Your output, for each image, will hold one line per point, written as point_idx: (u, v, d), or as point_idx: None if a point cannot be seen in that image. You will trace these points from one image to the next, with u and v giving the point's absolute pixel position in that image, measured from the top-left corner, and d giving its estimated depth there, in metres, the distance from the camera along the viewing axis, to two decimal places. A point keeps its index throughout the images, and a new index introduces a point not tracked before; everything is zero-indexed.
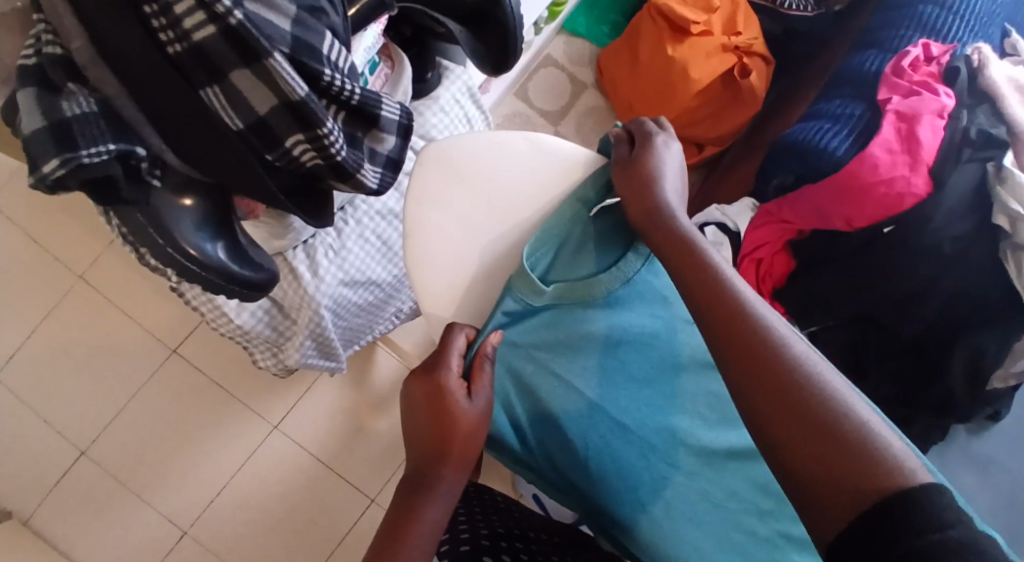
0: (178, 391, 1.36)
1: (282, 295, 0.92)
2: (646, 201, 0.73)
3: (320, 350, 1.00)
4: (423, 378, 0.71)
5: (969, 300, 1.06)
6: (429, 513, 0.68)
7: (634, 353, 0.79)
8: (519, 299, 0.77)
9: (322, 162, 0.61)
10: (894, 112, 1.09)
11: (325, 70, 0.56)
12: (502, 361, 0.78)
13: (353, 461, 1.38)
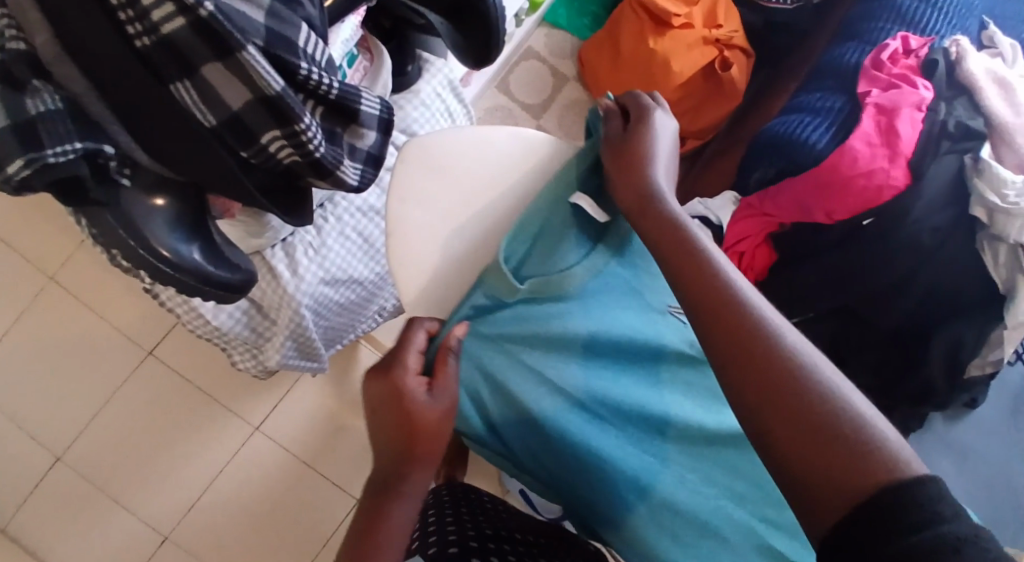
0: (156, 393, 1.34)
1: (261, 294, 0.91)
2: (636, 182, 0.70)
3: (302, 351, 0.97)
4: (380, 377, 0.68)
5: (947, 291, 1.09)
6: (399, 513, 0.65)
7: (612, 345, 0.76)
8: (491, 294, 0.75)
9: (300, 159, 0.59)
10: (874, 105, 1.09)
11: (301, 64, 0.54)
12: (469, 353, 0.75)
13: (336, 461, 1.36)
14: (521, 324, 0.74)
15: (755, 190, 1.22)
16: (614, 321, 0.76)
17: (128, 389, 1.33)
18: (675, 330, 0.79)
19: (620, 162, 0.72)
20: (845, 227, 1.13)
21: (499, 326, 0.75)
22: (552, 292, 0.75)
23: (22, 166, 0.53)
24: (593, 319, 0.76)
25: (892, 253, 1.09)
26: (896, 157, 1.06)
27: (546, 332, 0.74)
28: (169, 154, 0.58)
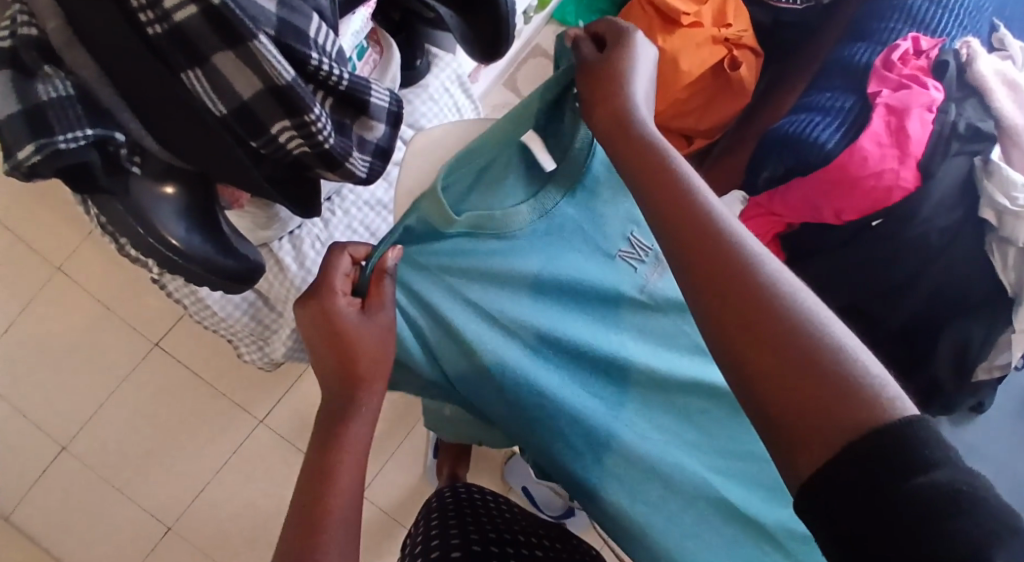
0: (161, 385, 1.33)
1: (267, 287, 0.90)
2: (614, 107, 0.68)
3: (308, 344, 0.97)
4: (314, 303, 0.69)
5: (953, 292, 1.09)
6: (355, 432, 0.68)
7: (565, 288, 0.81)
8: (425, 220, 0.74)
9: (309, 151, 0.59)
10: (884, 105, 1.08)
11: (312, 54, 0.54)
12: (401, 279, 0.77)
13: None
14: (468, 260, 0.78)
15: (763, 189, 1.21)
16: (563, 264, 0.82)
17: (134, 380, 1.32)
18: (624, 278, 0.84)
19: (596, 84, 0.70)
20: (853, 227, 1.13)
21: (446, 260, 0.77)
22: (500, 231, 0.78)
23: (32, 153, 0.52)
24: (541, 260, 0.81)
25: (899, 253, 1.09)
26: (903, 159, 1.06)
27: (494, 270, 0.78)
28: (178, 142, 0.58)
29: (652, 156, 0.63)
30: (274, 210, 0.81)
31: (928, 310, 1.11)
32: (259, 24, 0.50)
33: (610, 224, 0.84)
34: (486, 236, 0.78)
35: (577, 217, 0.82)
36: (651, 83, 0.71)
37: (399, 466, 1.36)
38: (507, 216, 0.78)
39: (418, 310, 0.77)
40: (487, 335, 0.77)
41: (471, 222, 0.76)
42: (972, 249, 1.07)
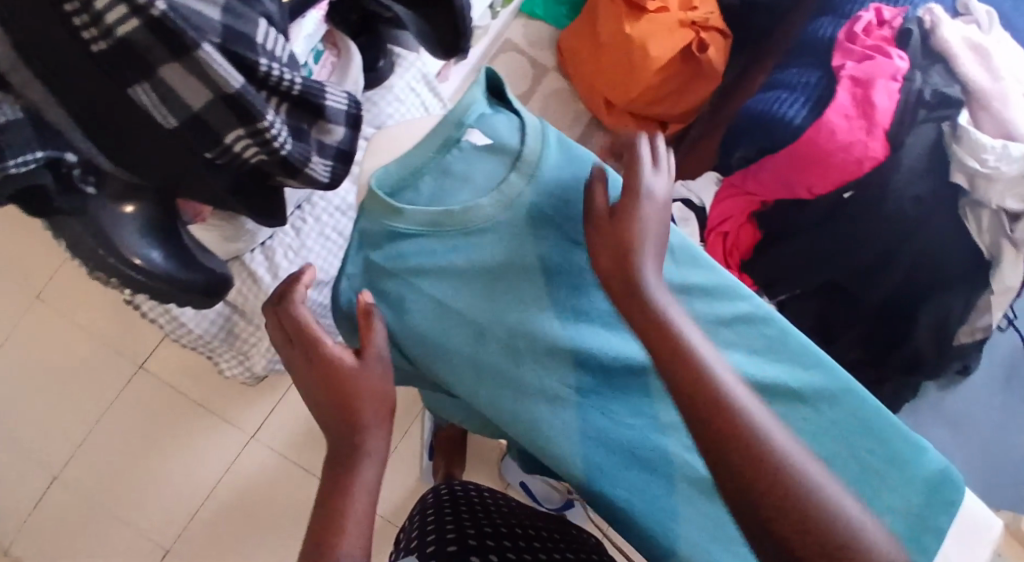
0: (149, 407, 1.33)
1: (243, 299, 0.90)
2: (625, 258, 0.69)
3: None
4: (299, 341, 0.68)
5: (932, 263, 1.08)
6: (363, 475, 0.63)
7: (536, 280, 0.79)
8: (376, 221, 0.77)
9: (266, 158, 0.59)
10: (849, 77, 1.09)
11: (261, 60, 0.54)
12: (370, 282, 0.78)
13: None
14: (424, 258, 0.78)
15: (735, 170, 1.22)
16: (526, 252, 0.79)
17: (123, 400, 1.32)
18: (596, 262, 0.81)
19: (601, 226, 0.72)
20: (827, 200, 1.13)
21: (404, 261, 0.78)
22: (456, 227, 0.78)
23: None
24: (503, 252, 0.78)
25: (876, 224, 1.09)
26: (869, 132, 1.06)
27: (452, 266, 0.78)
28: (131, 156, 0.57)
29: (655, 319, 0.66)
30: (240, 223, 0.79)
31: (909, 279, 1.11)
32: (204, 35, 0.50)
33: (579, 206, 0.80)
34: (441, 233, 0.78)
35: (543, 202, 0.79)
36: (664, 221, 0.71)
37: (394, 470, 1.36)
38: (461, 211, 0.77)
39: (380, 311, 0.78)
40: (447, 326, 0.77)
41: (424, 221, 0.77)
42: (949, 216, 1.07)
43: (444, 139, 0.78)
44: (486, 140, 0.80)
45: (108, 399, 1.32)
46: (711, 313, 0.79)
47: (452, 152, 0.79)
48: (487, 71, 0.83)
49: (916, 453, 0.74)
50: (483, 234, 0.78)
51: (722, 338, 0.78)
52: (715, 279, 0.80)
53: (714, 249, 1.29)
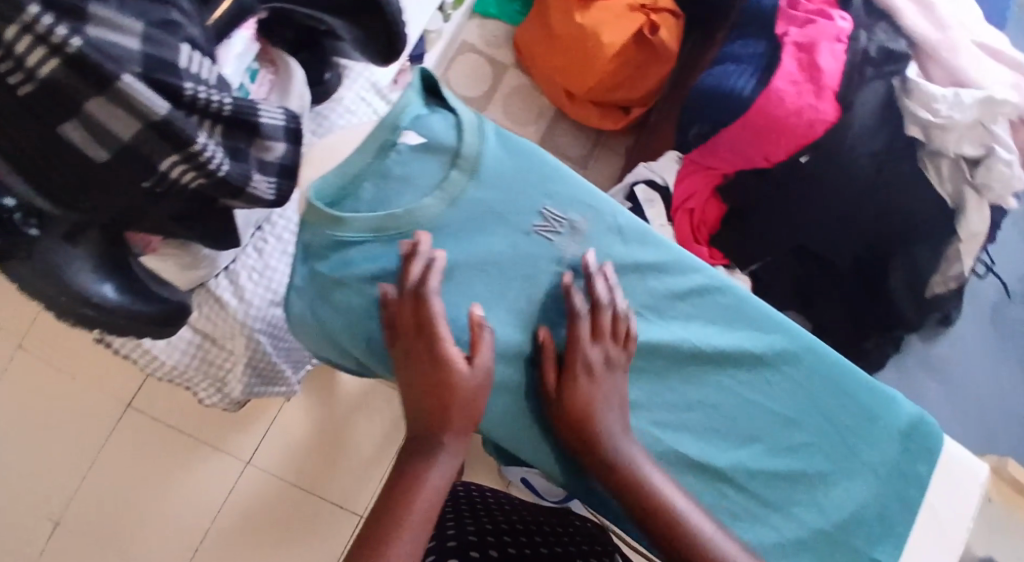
0: (143, 443, 1.33)
1: (212, 326, 0.90)
2: (583, 429, 0.75)
3: (265, 377, 0.97)
4: (409, 331, 0.73)
5: (899, 216, 1.10)
6: (432, 474, 0.71)
7: (484, 275, 0.79)
8: (319, 232, 0.78)
9: (205, 181, 0.60)
10: (794, 44, 1.10)
11: (185, 84, 0.55)
12: (314, 291, 0.79)
13: (333, 480, 1.36)
14: (375, 267, 0.77)
15: (694, 145, 1.20)
16: (484, 248, 0.80)
17: (115, 440, 1.32)
18: (543, 251, 0.81)
19: (552, 400, 0.76)
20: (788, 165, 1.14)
21: (354, 270, 0.78)
22: (404, 231, 0.78)
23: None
24: (457, 250, 0.79)
25: (837, 183, 1.10)
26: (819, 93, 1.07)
27: (407, 271, 0.78)
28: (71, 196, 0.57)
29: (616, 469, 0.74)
30: (196, 250, 0.78)
31: (877, 234, 1.13)
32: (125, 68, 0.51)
33: (533, 195, 0.82)
34: (390, 239, 0.78)
35: (491, 195, 0.81)
36: (617, 386, 0.77)
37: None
38: (410, 216, 0.78)
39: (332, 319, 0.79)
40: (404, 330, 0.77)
41: (373, 229, 0.77)
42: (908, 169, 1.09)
43: (382, 146, 0.78)
44: (423, 139, 0.80)
45: (100, 441, 1.32)
46: (673, 292, 0.82)
47: (390, 155, 0.79)
48: (421, 69, 0.82)
49: (889, 409, 0.82)
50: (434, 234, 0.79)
51: (683, 316, 0.82)
52: (668, 257, 0.83)
53: (682, 226, 1.26)
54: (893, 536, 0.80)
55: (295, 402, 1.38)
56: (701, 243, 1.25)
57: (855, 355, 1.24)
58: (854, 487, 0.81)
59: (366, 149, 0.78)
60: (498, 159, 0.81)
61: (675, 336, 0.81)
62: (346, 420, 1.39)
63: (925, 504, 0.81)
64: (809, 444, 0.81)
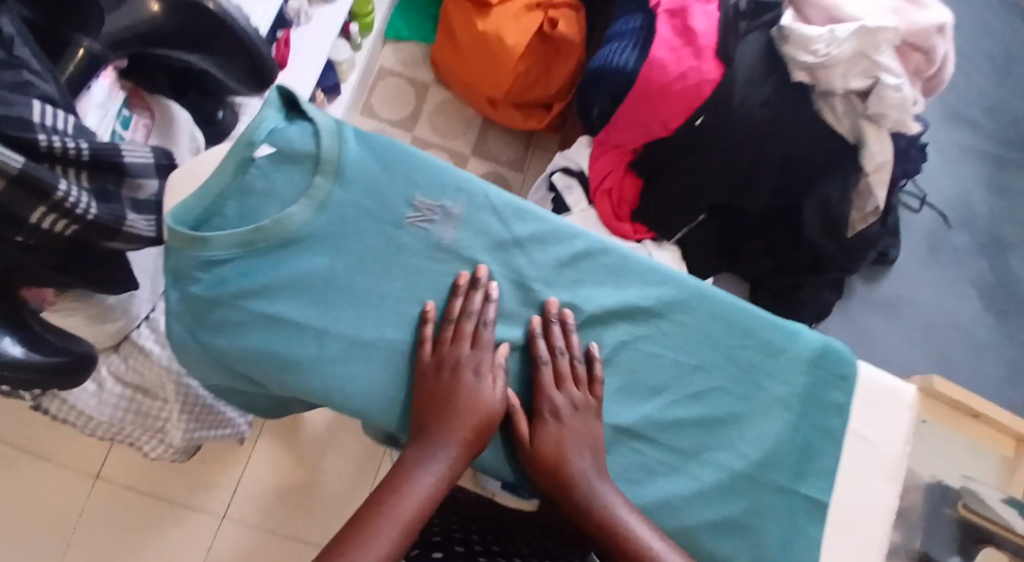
0: (119, 511, 1.53)
1: (139, 376, 1.15)
2: (560, 463, 0.95)
3: (198, 423, 1.22)
4: (444, 380, 0.94)
5: (800, 157, 1.36)
6: (432, 463, 0.91)
7: (356, 270, 0.98)
8: (192, 253, 0.91)
9: (77, 226, 0.77)
10: (667, 12, 1.36)
11: (41, 137, 0.74)
12: (198, 305, 0.94)
13: (303, 521, 1.58)
14: (254, 278, 0.94)
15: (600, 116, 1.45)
16: (347, 254, 0.98)
17: (85, 518, 1.52)
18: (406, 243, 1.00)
19: (525, 448, 0.97)
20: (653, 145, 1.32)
21: (236, 283, 0.94)
22: (281, 244, 0.95)
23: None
24: (325, 263, 0.97)
25: (735, 137, 1.35)
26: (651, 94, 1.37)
27: (294, 276, 0.96)
28: (90, 273, 0.89)
29: (581, 486, 0.95)
30: (100, 303, 1.03)
31: (784, 172, 1.38)
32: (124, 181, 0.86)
33: (395, 205, 1.00)
34: (271, 251, 0.95)
35: (356, 210, 0.98)
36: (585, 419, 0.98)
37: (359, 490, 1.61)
38: (279, 230, 0.94)
39: (220, 322, 0.94)
40: (280, 326, 0.96)
41: (252, 247, 0.94)
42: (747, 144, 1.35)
43: (258, 175, 0.95)
44: (277, 150, 0.95)
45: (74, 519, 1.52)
46: (538, 262, 1.04)
47: (262, 178, 0.95)
48: (279, 87, 0.97)
49: (797, 341, 1.09)
50: (311, 247, 0.96)
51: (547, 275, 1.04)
52: (542, 229, 1.04)
53: (604, 206, 1.56)
54: (820, 474, 1.08)
55: (259, 450, 1.60)
56: (624, 218, 1.55)
57: (792, 293, 1.57)
58: (774, 419, 1.07)
59: (240, 176, 0.93)
60: (351, 163, 0.98)
61: (569, 302, 1.04)
62: (312, 455, 1.62)
63: (846, 427, 1.09)
64: (720, 389, 1.07)
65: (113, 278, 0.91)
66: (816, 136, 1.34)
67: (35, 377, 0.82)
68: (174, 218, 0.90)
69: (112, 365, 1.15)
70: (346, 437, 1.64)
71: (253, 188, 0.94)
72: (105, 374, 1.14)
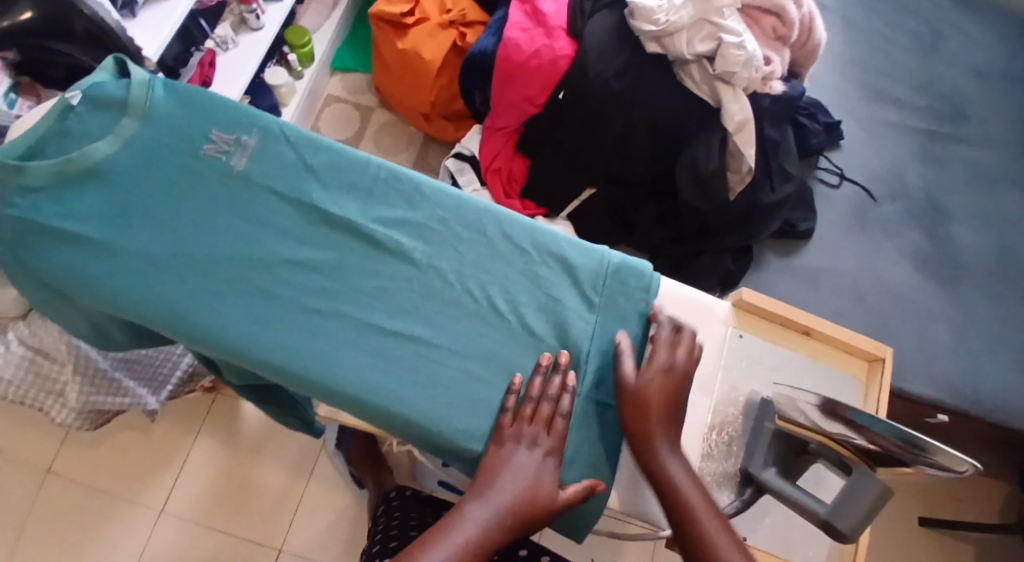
0: (47, 514, 1.28)
1: (40, 342, 1.04)
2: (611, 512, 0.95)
3: (98, 388, 1.10)
4: (662, 433, 0.79)
5: (954, 279, 1.24)
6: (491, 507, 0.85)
7: (397, 216, 0.86)
8: (240, 143, 0.86)
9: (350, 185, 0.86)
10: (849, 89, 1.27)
11: None
12: (204, 185, 0.84)
13: (244, 524, 1.31)
14: (185, 204, 0.83)
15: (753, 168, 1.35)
16: (346, 212, 0.85)
17: (34, 514, 1.28)
18: (470, 207, 0.88)
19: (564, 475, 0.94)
20: (780, 228, 1.24)
21: (81, 206, 0.82)
22: (262, 180, 0.85)
23: (8, 160, 0.81)
24: (297, 216, 0.85)
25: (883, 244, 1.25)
26: (804, 174, 1.30)
27: (152, 211, 0.83)
28: (60, 158, 0.82)
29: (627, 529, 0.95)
30: None
31: (940, 296, 1.22)
32: (70, 92, 0.84)
33: (412, 189, 0.87)
34: (246, 181, 0.85)
35: (374, 172, 0.87)
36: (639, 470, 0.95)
37: (313, 520, 1.32)
38: (259, 172, 0.85)
39: (93, 238, 0.81)
40: (78, 255, 0.80)
41: (229, 171, 0.85)
42: (885, 260, 1.24)
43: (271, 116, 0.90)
44: None
45: (15, 523, 1.27)
46: (565, 297, 0.86)
47: (272, 118, 0.88)
48: None
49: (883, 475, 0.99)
50: (299, 193, 0.86)
51: (573, 317, 0.86)
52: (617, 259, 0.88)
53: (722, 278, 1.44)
54: None
55: (200, 446, 1.34)
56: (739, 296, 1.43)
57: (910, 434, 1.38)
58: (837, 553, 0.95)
59: (242, 106, 0.87)
60: None
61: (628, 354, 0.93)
62: (249, 455, 1.35)
63: None
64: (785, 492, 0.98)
65: (74, 177, 0.82)
66: (960, 274, 1.24)
67: (9, 255, 0.81)
68: (137, 114, 0.85)
69: (19, 331, 1.03)
70: (282, 441, 1.37)
71: (253, 123, 0.87)
72: (12, 338, 1.03)
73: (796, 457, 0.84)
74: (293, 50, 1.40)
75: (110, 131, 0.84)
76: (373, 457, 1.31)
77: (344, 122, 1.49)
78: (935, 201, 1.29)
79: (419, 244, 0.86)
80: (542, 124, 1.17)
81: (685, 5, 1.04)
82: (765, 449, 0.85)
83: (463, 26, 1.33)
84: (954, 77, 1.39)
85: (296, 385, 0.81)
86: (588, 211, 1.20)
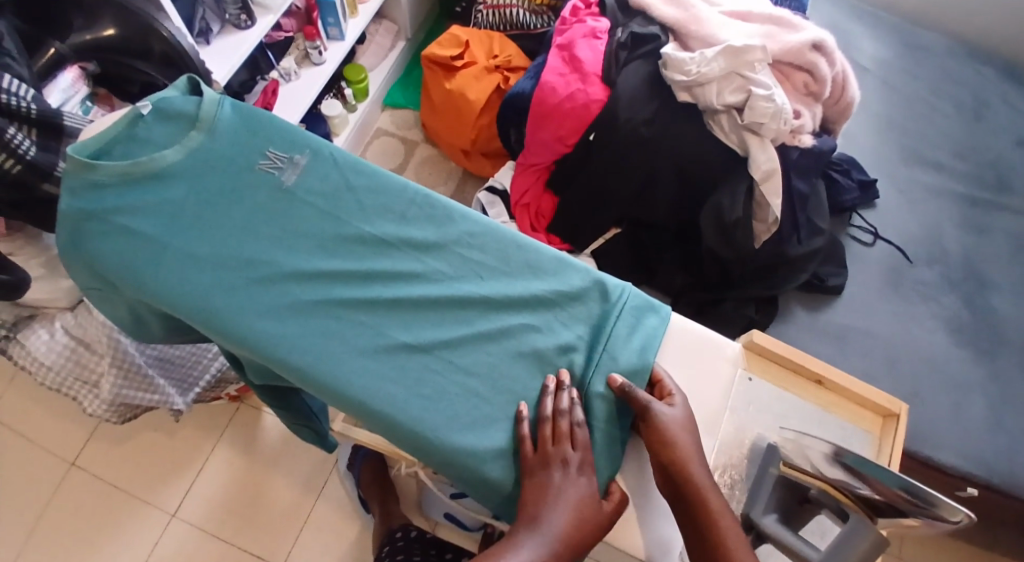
0: (69, 505, 1.33)
1: (83, 331, 1.11)
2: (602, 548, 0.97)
3: (133, 384, 1.15)
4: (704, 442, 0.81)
5: (990, 347, 1.21)
6: None
7: (426, 239, 0.91)
8: (290, 162, 0.93)
9: (389, 198, 0.92)
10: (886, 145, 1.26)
11: None
12: (253, 196, 0.90)
13: (251, 535, 1.33)
14: (233, 212, 0.89)
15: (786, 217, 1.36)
16: (380, 231, 0.91)
17: (56, 503, 1.33)
18: (499, 237, 0.92)
19: None
20: (807, 281, 1.24)
21: (139, 205, 0.88)
22: (306, 195, 0.91)
23: (79, 157, 0.88)
24: (333, 231, 0.90)
25: (917, 306, 1.24)
26: (836, 231, 1.30)
27: (204, 216, 0.89)
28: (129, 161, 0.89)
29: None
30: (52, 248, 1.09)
31: (975, 361, 1.19)
32: (144, 102, 0.92)
33: (443, 214, 0.92)
34: (291, 196, 0.91)
35: (410, 195, 0.93)
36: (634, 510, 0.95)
37: (318, 537, 1.34)
38: (305, 189, 0.92)
39: (147, 236, 0.87)
40: (132, 250, 0.86)
41: (278, 186, 0.91)
42: (919, 322, 1.22)
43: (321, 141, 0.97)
44: None
45: (39, 510, 1.33)
46: (578, 329, 0.89)
47: (324, 142, 0.95)
48: None
49: None
50: (338, 211, 0.91)
51: (582, 344, 0.88)
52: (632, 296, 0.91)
53: None
54: None
55: (218, 454, 1.38)
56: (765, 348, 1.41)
57: None
58: None
59: (296, 128, 0.94)
60: None
61: None
62: (263, 467, 1.38)
63: None
64: None
65: (140, 178, 0.89)
66: (997, 343, 1.21)
67: (69, 244, 0.87)
68: (203, 128, 0.91)
69: (64, 321, 1.11)
70: (298, 456, 1.40)
71: (305, 144, 0.94)
72: (58, 326, 1.10)
73: (798, 507, 0.85)
74: (350, 85, 1.50)
75: (177, 141, 0.91)
76: (384, 484, 1.34)
77: (390, 153, 1.57)
78: (975, 267, 1.27)
79: (445, 266, 0.90)
80: (572, 161, 1.22)
81: (717, 58, 1.08)
82: (766, 496, 0.84)
83: (507, 71, 1.42)
84: (999, 145, 1.39)
85: (312, 387, 0.84)
86: (612, 249, 1.24)
